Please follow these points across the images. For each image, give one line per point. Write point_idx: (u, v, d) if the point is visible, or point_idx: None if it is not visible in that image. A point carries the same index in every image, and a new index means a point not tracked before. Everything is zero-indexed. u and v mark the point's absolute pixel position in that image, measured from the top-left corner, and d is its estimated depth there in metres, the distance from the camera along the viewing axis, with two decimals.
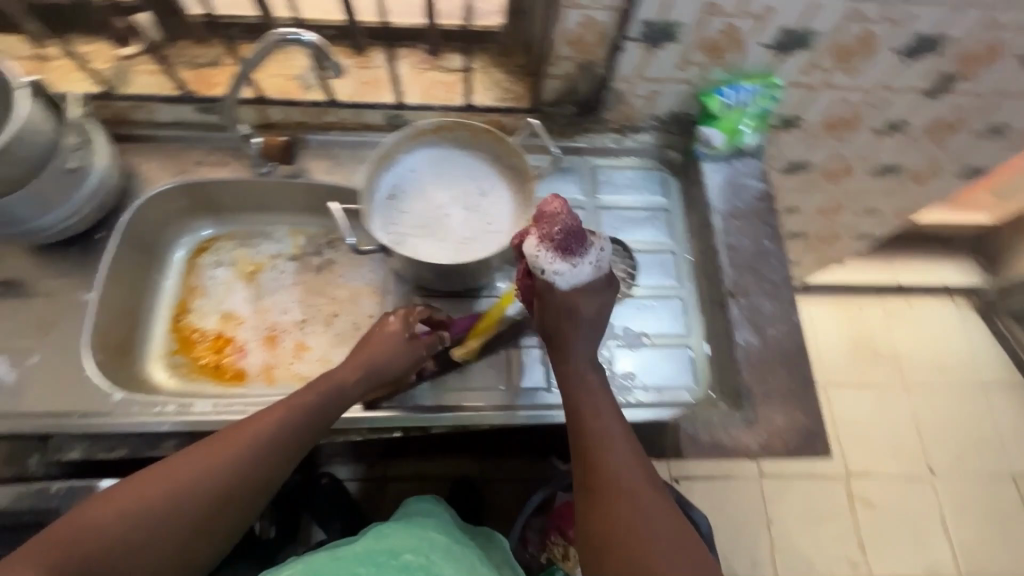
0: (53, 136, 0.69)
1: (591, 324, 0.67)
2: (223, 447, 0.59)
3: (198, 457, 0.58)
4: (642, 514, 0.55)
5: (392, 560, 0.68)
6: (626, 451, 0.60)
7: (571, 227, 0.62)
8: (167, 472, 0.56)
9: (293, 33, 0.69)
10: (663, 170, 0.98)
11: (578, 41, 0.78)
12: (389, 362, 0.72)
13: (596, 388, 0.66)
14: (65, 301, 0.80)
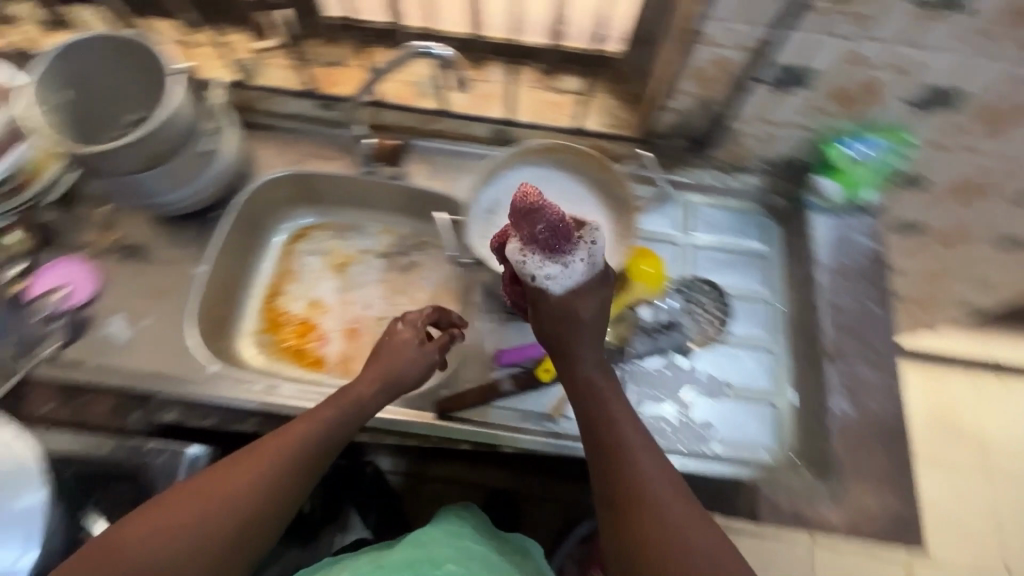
0: (194, 118, 0.74)
1: (596, 326, 0.61)
2: (237, 478, 0.54)
3: (208, 491, 0.53)
4: (672, 528, 0.51)
5: (434, 569, 0.65)
6: (649, 457, 0.55)
7: (552, 225, 0.55)
8: (177, 506, 0.52)
9: (426, 47, 0.71)
10: (765, 215, 0.92)
11: (702, 77, 0.76)
12: (402, 369, 0.70)
13: (608, 391, 0.60)
14: (181, 272, 0.86)
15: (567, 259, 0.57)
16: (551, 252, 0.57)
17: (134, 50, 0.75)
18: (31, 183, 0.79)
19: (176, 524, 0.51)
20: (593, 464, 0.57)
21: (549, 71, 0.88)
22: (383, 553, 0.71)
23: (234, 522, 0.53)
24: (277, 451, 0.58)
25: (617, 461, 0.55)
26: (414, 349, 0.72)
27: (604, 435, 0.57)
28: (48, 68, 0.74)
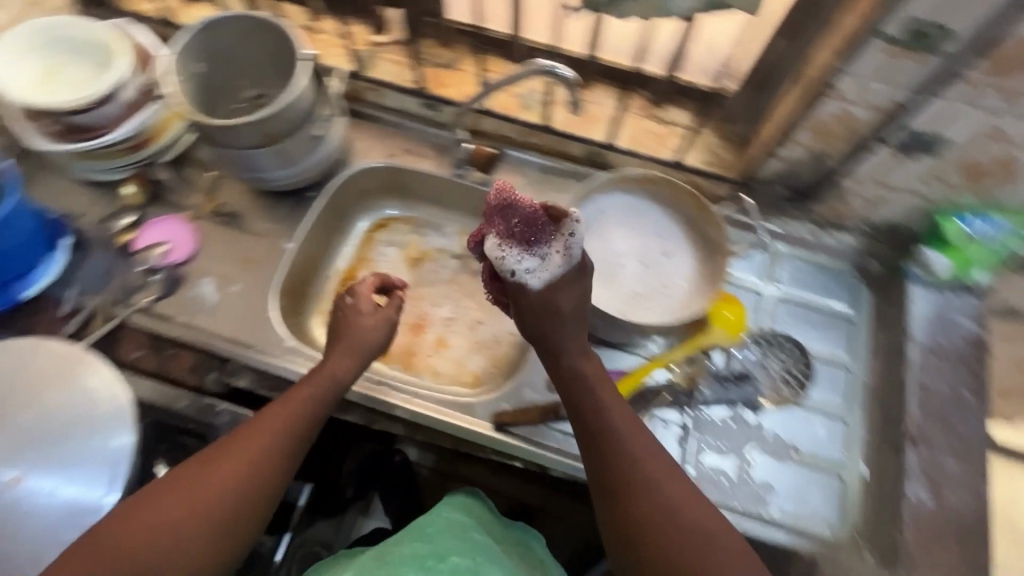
0: (311, 104, 0.77)
1: (577, 324, 0.68)
2: (219, 471, 0.57)
3: (207, 474, 0.56)
4: (664, 504, 0.57)
5: (439, 564, 0.67)
6: (640, 443, 0.61)
7: (524, 217, 0.63)
8: (179, 491, 0.55)
9: (553, 67, 0.70)
10: (856, 275, 0.87)
11: (821, 130, 0.73)
12: (368, 337, 0.73)
13: (599, 383, 0.66)
14: (270, 244, 0.89)
15: (543, 251, 0.65)
16: (528, 245, 0.65)
17: (270, 29, 0.79)
18: (149, 144, 0.87)
19: (182, 508, 0.54)
20: (586, 451, 0.63)
21: (656, 101, 0.87)
22: (392, 544, 0.74)
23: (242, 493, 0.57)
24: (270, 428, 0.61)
25: (610, 450, 0.61)
26: (372, 316, 0.75)
27: (596, 427, 0.63)
28: (190, 41, 0.78)
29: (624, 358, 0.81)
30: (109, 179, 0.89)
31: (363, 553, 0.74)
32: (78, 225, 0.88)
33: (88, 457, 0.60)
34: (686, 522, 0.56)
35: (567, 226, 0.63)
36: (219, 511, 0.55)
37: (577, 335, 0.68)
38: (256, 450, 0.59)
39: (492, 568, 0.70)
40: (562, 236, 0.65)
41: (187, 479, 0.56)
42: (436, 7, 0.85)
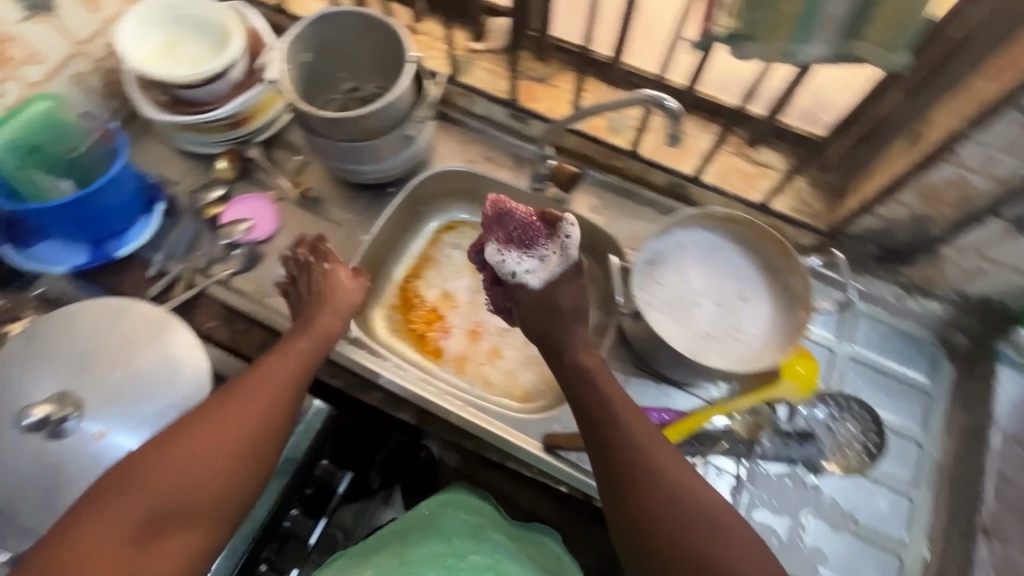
0: (411, 105, 0.80)
1: (573, 319, 0.71)
2: (229, 413, 0.57)
3: (223, 410, 0.57)
4: (673, 493, 0.57)
5: (458, 562, 0.72)
6: (645, 431, 0.62)
7: (519, 222, 0.69)
8: (197, 426, 0.56)
9: (660, 97, 0.68)
10: (938, 348, 0.84)
11: (930, 193, 0.70)
12: (340, 298, 0.72)
13: (601, 376, 0.68)
14: (347, 235, 0.91)
15: (541, 251, 0.70)
16: (526, 247, 0.70)
17: (379, 26, 0.81)
18: (247, 123, 0.91)
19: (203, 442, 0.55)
20: (594, 447, 0.64)
21: (750, 140, 0.85)
22: (409, 538, 0.77)
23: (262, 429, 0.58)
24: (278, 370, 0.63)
25: (617, 441, 0.62)
26: (349, 283, 0.74)
27: (601, 418, 0.64)
28: (303, 32, 0.81)
29: (686, 398, 0.81)
30: (207, 151, 0.93)
31: (381, 545, 0.77)
32: (172, 192, 0.92)
33: (161, 423, 0.62)
34: (697, 508, 0.56)
35: (562, 228, 0.68)
36: (237, 442, 0.56)
37: (579, 330, 0.71)
38: (269, 389, 0.61)
39: (511, 564, 0.74)
40: (558, 238, 0.70)
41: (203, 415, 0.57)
42: (540, 22, 0.86)
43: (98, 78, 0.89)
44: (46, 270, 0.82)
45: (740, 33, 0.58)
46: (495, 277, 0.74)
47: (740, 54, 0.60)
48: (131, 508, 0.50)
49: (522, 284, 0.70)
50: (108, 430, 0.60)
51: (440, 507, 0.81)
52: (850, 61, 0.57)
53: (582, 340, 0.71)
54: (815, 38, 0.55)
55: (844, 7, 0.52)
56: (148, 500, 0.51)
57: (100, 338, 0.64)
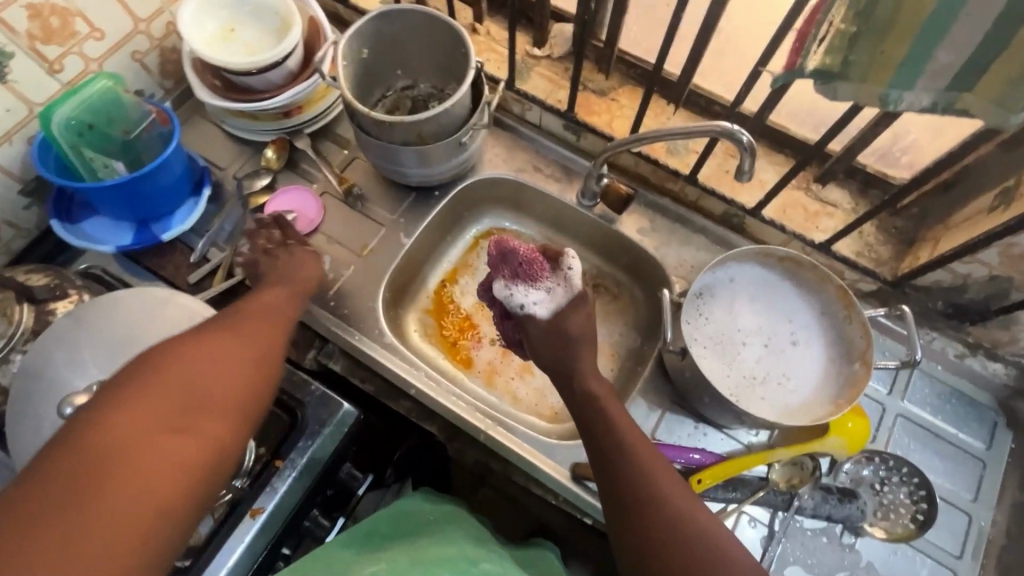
0: (466, 114, 0.79)
1: (584, 345, 0.69)
2: (232, 335, 0.53)
3: (231, 326, 0.54)
4: (672, 515, 0.53)
5: (471, 567, 0.64)
6: (647, 454, 0.58)
7: (522, 258, 0.70)
8: (198, 345, 0.50)
9: (735, 130, 0.63)
10: (999, 415, 0.79)
11: (1016, 256, 0.64)
12: (301, 268, 0.74)
13: (607, 401, 0.64)
14: (387, 235, 0.89)
15: (545, 284, 0.71)
16: (532, 281, 0.71)
17: (442, 27, 0.79)
18: (299, 113, 0.89)
19: (210, 357, 0.49)
20: (598, 471, 0.60)
21: (818, 176, 0.80)
22: (414, 547, 0.68)
23: (268, 352, 0.55)
24: (270, 310, 0.61)
25: (621, 465, 0.57)
26: (306, 257, 0.76)
27: (600, 435, 0.61)
28: (364, 27, 0.78)
29: (723, 440, 0.77)
30: (258, 139, 0.92)
31: (387, 545, 0.70)
32: (218, 176, 0.92)
33: None
34: (697, 515, 0.53)
35: (564, 261, 0.70)
36: (244, 355, 0.52)
37: (589, 355, 0.69)
38: (264, 323, 0.58)
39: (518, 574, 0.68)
40: (560, 272, 0.71)
41: (200, 336, 0.51)
42: (607, 33, 0.82)
43: (155, 56, 0.88)
44: (93, 247, 0.82)
45: (832, 70, 0.52)
46: (506, 311, 0.75)
47: (828, 94, 0.55)
48: (129, 411, 0.43)
49: (527, 317, 0.71)
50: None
51: (439, 518, 0.77)
52: (953, 112, 0.52)
53: (589, 365, 0.68)
54: (917, 86, 0.51)
55: (958, 56, 0.48)
56: (149, 405, 0.44)
57: (136, 324, 0.64)
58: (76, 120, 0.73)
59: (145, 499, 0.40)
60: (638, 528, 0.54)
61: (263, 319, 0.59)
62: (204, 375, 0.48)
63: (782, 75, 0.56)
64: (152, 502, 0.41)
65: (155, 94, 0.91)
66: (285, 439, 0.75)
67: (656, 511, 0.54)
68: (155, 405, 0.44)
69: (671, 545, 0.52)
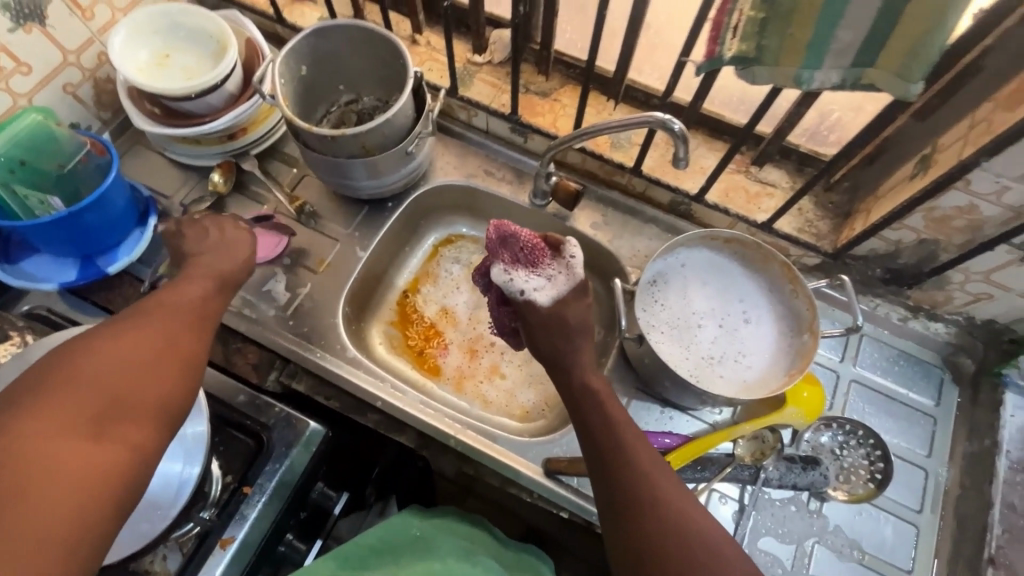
0: (408, 122, 0.79)
1: (582, 331, 0.68)
2: (141, 332, 0.52)
3: (140, 324, 0.53)
4: (672, 518, 0.54)
5: None
6: (646, 456, 0.59)
7: (524, 243, 0.69)
8: (109, 350, 0.49)
9: (666, 120, 0.65)
10: (945, 371, 0.83)
11: (938, 219, 0.68)
12: (233, 250, 0.69)
13: (604, 398, 0.64)
14: (343, 250, 0.89)
15: (547, 271, 0.69)
16: (533, 267, 0.70)
17: (378, 39, 0.79)
18: (244, 135, 0.89)
19: (120, 362, 0.49)
20: (595, 469, 0.60)
21: (755, 158, 0.84)
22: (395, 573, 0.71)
23: (188, 346, 0.55)
24: (190, 299, 0.60)
25: (620, 467, 0.58)
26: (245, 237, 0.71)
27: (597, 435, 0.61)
28: (299, 44, 0.78)
29: (688, 421, 0.79)
30: (203, 164, 0.91)
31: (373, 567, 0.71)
32: (165, 205, 0.90)
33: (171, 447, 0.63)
34: (690, 517, 0.54)
35: (567, 249, 0.69)
36: (157, 354, 0.52)
37: (588, 346, 0.68)
38: (186, 316, 0.57)
39: None
40: (562, 260, 0.70)
41: (110, 339, 0.51)
42: (543, 36, 0.84)
43: (89, 88, 0.86)
44: (34, 286, 0.80)
45: (748, 56, 0.55)
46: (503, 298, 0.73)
47: (748, 78, 0.58)
48: (35, 423, 0.44)
49: (529, 304, 0.69)
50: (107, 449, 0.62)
51: (431, 529, 0.78)
52: (862, 87, 0.55)
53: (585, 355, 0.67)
54: (825, 65, 0.54)
55: (857, 35, 0.51)
56: (57, 416, 0.44)
57: None
58: (4, 158, 0.72)
59: (60, 508, 0.42)
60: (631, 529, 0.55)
61: (183, 310, 0.58)
62: (114, 380, 0.48)
63: (704, 64, 0.58)
64: (70, 508, 0.42)
65: (91, 126, 0.89)
66: (253, 464, 0.73)
67: (651, 514, 0.55)
68: (63, 415, 0.45)
69: (661, 548, 0.53)
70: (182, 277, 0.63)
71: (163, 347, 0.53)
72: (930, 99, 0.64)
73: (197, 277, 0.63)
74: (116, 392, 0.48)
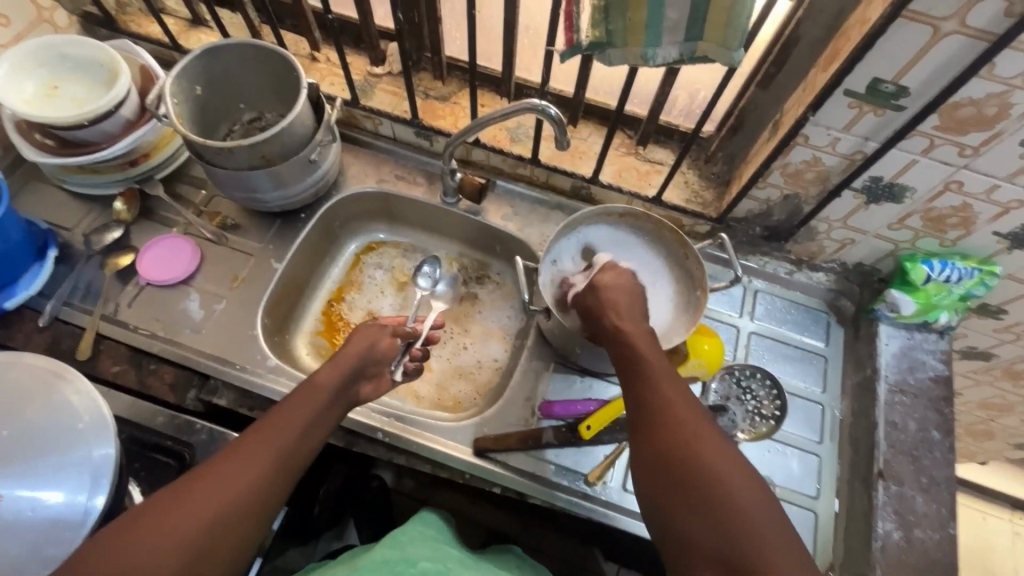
0: (308, 130, 0.82)
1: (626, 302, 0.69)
2: (221, 472, 0.55)
3: (219, 464, 0.56)
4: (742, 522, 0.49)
5: (410, 567, 0.62)
6: (705, 429, 0.55)
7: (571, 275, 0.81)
8: (182, 490, 0.53)
9: (542, 105, 0.71)
10: (830, 314, 0.91)
11: (793, 174, 0.77)
12: (367, 352, 0.72)
13: (652, 363, 0.60)
14: (259, 263, 0.90)
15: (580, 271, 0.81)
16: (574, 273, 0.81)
17: (268, 54, 0.82)
18: (146, 160, 0.89)
19: (180, 503, 0.52)
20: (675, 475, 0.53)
21: (639, 140, 0.91)
22: (352, 564, 0.66)
23: (265, 479, 0.56)
24: (287, 418, 0.61)
25: (677, 437, 0.54)
26: (387, 335, 0.77)
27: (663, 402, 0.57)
28: (190, 65, 0.80)
29: (605, 387, 0.84)
30: (106, 192, 0.90)
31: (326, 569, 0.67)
32: (66, 237, 0.88)
33: (74, 465, 0.62)
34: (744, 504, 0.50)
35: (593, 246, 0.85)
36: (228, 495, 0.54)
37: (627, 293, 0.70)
38: (290, 427, 0.61)
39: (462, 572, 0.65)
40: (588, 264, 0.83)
41: (191, 477, 0.54)
42: (435, 43, 0.89)
43: None
44: None
45: (601, 41, 0.62)
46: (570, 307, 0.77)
47: (606, 61, 0.64)
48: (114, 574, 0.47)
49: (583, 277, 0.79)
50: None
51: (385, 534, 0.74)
52: (698, 59, 0.63)
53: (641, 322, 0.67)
54: (664, 42, 0.61)
55: (682, 13, 0.58)
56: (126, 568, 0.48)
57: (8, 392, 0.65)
58: None
59: None
60: (673, 514, 0.52)
61: (289, 420, 0.61)
62: (170, 520, 0.51)
63: (566, 51, 0.64)
64: None
65: None
66: None
67: (711, 499, 0.51)
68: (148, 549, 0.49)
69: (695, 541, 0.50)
70: (295, 390, 0.65)
71: (245, 475, 0.55)
72: (768, 69, 0.73)
73: (305, 389, 0.65)
74: (195, 512, 0.51)
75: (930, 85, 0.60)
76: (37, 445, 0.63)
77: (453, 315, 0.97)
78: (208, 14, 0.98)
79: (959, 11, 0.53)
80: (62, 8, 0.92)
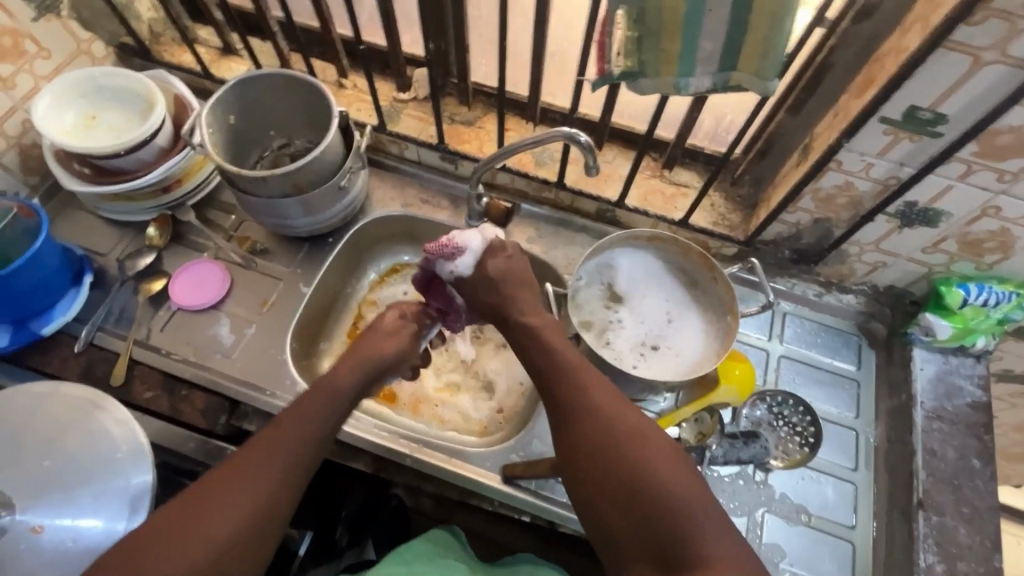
0: (339, 156, 0.83)
1: (512, 298, 0.73)
2: (239, 477, 0.55)
3: (234, 467, 0.56)
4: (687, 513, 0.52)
5: None
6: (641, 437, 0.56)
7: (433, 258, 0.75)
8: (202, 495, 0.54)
9: (573, 133, 0.71)
10: (861, 338, 0.90)
11: (825, 199, 0.76)
12: (388, 347, 0.75)
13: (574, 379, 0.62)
14: (288, 288, 0.90)
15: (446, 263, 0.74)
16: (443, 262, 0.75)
17: (300, 83, 0.83)
18: (178, 187, 0.90)
19: (193, 518, 0.52)
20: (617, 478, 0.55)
21: (665, 163, 0.91)
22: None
23: (280, 484, 0.57)
24: (298, 423, 0.61)
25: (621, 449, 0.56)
26: (407, 331, 0.79)
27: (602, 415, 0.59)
28: (224, 95, 0.81)
29: None
30: (139, 218, 0.92)
31: None
32: (101, 263, 0.90)
33: (113, 492, 0.63)
34: (687, 503, 0.52)
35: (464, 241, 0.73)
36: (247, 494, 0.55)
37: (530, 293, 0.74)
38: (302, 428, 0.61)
39: None
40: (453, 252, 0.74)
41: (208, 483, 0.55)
42: (461, 70, 0.90)
43: (14, 155, 0.88)
44: None
45: (633, 70, 0.62)
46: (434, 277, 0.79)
47: (637, 89, 0.64)
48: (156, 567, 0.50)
49: (459, 284, 0.76)
50: (32, 506, 0.61)
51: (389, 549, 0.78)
52: (732, 88, 0.63)
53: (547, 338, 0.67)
54: (697, 71, 0.61)
55: (716, 44, 0.58)
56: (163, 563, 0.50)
57: (45, 417, 0.66)
58: None
59: None
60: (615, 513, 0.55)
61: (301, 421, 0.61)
62: (187, 536, 0.52)
63: (597, 80, 0.65)
64: None
65: (19, 193, 0.90)
66: None
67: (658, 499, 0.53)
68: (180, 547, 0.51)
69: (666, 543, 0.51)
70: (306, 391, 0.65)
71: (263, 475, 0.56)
72: (799, 94, 0.73)
73: (315, 391, 0.65)
74: (216, 512, 0.53)
75: (969, 112, 0.59)
76: (74, 474, 0.63)
77: (480, 339, 0.97)
78: (239, 43, 1.00)
79: (1000, 40, 0.53)
80: (99, 39, 0.95)
